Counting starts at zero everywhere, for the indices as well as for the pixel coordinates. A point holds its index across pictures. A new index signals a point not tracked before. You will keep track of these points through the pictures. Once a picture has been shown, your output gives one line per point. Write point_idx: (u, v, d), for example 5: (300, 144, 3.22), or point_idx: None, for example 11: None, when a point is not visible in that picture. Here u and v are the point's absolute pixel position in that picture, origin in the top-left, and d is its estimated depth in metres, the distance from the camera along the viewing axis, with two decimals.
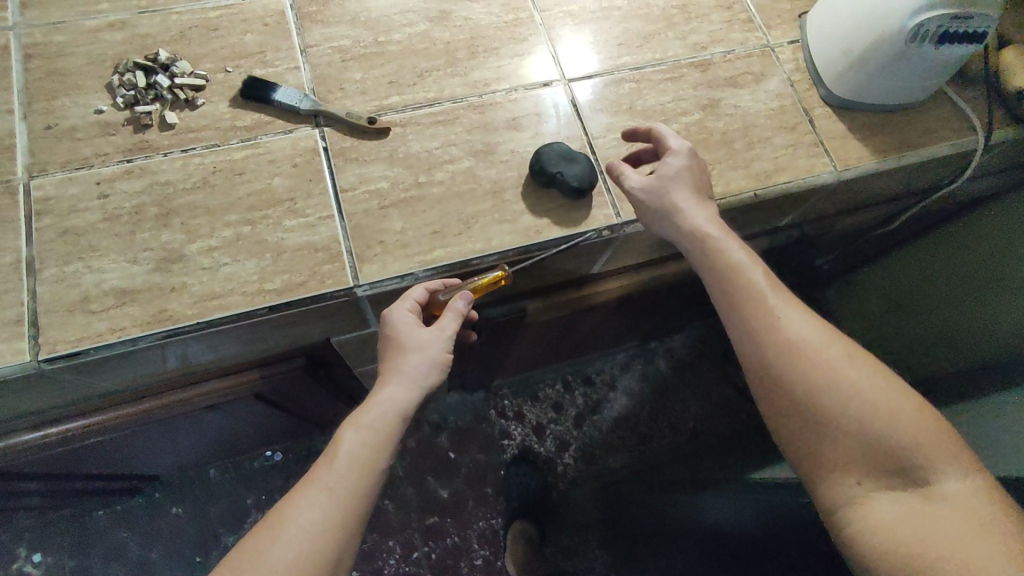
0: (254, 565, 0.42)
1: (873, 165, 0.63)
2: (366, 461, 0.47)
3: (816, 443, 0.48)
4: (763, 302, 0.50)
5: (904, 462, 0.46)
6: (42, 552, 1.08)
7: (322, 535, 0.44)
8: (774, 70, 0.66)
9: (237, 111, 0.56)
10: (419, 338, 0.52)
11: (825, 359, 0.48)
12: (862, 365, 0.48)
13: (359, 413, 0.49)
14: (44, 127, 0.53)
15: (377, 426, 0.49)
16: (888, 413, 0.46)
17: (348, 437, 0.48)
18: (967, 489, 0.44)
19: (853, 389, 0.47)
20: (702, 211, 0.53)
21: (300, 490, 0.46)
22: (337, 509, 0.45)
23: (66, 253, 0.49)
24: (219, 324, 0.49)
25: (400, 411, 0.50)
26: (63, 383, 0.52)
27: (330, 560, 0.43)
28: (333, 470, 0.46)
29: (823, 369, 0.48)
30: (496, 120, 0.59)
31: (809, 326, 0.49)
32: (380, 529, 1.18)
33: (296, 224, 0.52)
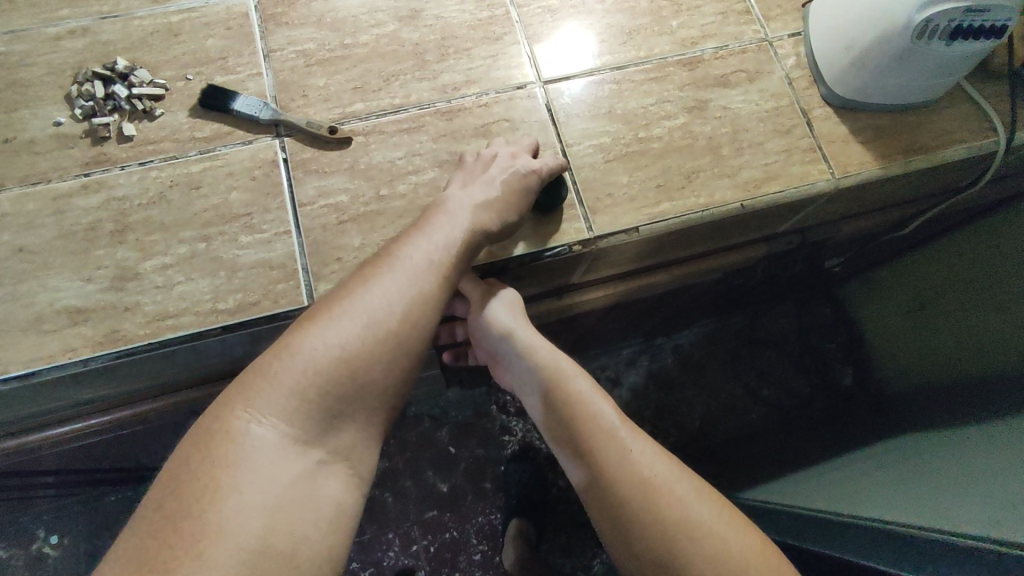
0: (264, 389, 0.40)
1: (878, 171, 0.58)
2: (356, 357, 0.42)
3: None
4: (589, 428, 0.50)
5: None
6: (57, 533, 1.12)
7: (335, 375, 0.41)
8: (771, 67, 0.61)
9: (197, 122, 0.54)
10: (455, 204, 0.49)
11: (669, 493, 0.47)
12: (705, 500, 0.47)
13: (344, 301, 0.44)
14: (4, 140, 0.52)
15: (362, 319, 0.43)
16: (733, 547, 0.45)
17: (318, 336, 0.42)
18: None
19: (697, 522, 0.45)
20: (541, 342, 0.54)
21: (325, 312, 0.43)
22: (356, 347, 0.42)
23: (21, 270, 0.49)
24: (171, 344, 0.48)
25: (404, 289, 0.45)
26: (27, 398, 0.52)
27: (337, 406, 0.41)
28: (297, 376, 0.40)
29: (668, 503, 0.46)
30: (464, 127, 0.56)
31: (653, 458, 0.49)
32: (379, 521, 1.19)
33: (252, 241, 0.51)
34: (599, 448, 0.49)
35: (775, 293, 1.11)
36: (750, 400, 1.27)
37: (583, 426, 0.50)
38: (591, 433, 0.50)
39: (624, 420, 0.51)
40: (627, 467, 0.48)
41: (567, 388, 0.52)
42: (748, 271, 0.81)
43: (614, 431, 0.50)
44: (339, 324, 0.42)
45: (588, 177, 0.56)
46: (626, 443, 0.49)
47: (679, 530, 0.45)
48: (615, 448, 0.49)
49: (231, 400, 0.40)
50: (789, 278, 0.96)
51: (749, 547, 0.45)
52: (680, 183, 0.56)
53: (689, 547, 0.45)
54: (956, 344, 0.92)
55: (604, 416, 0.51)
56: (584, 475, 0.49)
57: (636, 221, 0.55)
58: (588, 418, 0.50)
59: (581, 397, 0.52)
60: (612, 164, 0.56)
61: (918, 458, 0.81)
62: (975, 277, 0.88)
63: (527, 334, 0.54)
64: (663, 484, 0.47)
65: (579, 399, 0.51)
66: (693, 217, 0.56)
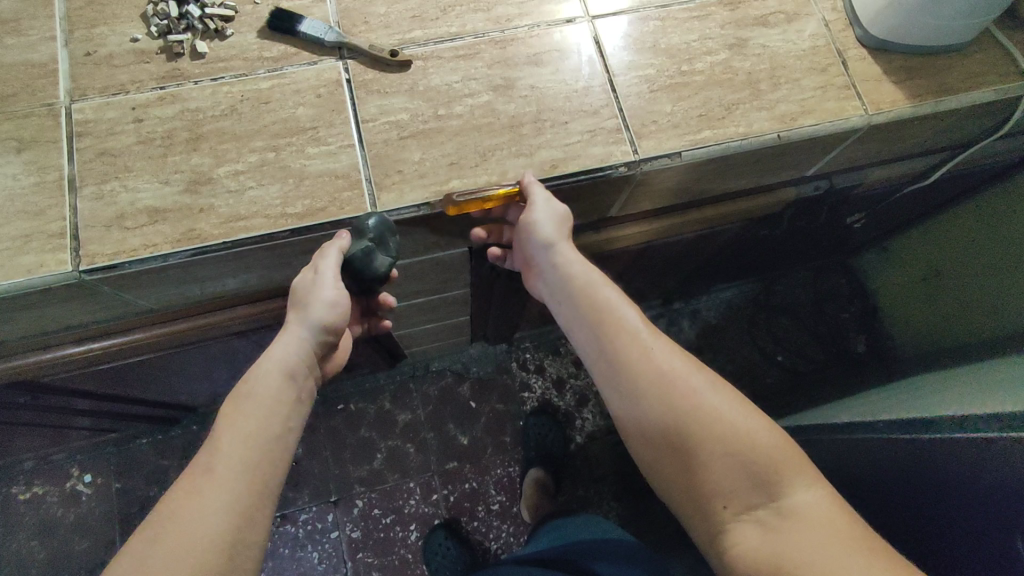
0: (200, 469, 0.45)
1: (909, 110, 0.61)
2: (257, 425, 0.48)
3: (683, 469, 0.49)
4: (614, 331, 0.53)
5: (764, 478, 0.47)
6: (92, 473, 1.18)
7: (241, 443, 0.47)
8: (809, 9, 0.64)
9: (264, 43, 0.57)
10: (301, 287, 0.53)
11: (685, 385, 0.50)
12: (721, 394, 0.50)
13: (239, 387, 0.50)
14: (84, 53, 0.55)
15: (256, 395, 0.49)
16: (744, 434, 0.48)
17: (230, 419, 0.48)
18: (821, 501, 0.45)
19: (711, 412, 0.49)
20: (573, 255, 0.57)
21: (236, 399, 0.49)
22: (255, 418, 0.48)
23: (104, 172, 0.52)
24: (244, 244, 0.52)
25: (286, 365, 0.52)
26: (102, 297, 0.56)
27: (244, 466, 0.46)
28: (219, 454, 0.46)
29: (682, 394, 0.50)
30: (517, 56, 0.59)
31: (673, 356, 0.52)
32: (401, 470, 1.23)
33: (318, 152, 0.54)
34: (621, 348, 0.52)
35: (793, 257, 1.14)
36: (765, 362, 1.30)
37: (609, 329, 0.54)
38: (615, 334, 0.53)
39: (647, 323, 0.54)
40: (646, 363, 0.51)
41: (592, 295, 0.56)
42: (772, 220, 0.85)
43: (637, 333, 0.53)
44: (244, 407, 0.49)
45: (633, 105, 0.58)
46: (647, 343, 0.52)
47: (693, 418, 0.49)
48: (636, 347, 0.52)
49: (189, 484, 0.45)
50: (809, 235, 0.99)
51: (761, 435, 0.48)
52: (720, 114, 0.59)
53: (702, 433, 0.48)
54: (974, 304, 0.94)
55: (628, 320, 0.54)
56: (606, 373, 0.53)
57: (679, 146, 0.58)
58: (613, 321, 0.54)
59: (608, 303, 0.55)
60: (657, 94, 0.59)
61: (916, 390, 0.85)
62: (989, 238, 0.91)
63: (564, 247, 0.57)
64: (681, 379, 0.50)
65: (604, 305, 0.55)
66: (733, 145, 0.58)
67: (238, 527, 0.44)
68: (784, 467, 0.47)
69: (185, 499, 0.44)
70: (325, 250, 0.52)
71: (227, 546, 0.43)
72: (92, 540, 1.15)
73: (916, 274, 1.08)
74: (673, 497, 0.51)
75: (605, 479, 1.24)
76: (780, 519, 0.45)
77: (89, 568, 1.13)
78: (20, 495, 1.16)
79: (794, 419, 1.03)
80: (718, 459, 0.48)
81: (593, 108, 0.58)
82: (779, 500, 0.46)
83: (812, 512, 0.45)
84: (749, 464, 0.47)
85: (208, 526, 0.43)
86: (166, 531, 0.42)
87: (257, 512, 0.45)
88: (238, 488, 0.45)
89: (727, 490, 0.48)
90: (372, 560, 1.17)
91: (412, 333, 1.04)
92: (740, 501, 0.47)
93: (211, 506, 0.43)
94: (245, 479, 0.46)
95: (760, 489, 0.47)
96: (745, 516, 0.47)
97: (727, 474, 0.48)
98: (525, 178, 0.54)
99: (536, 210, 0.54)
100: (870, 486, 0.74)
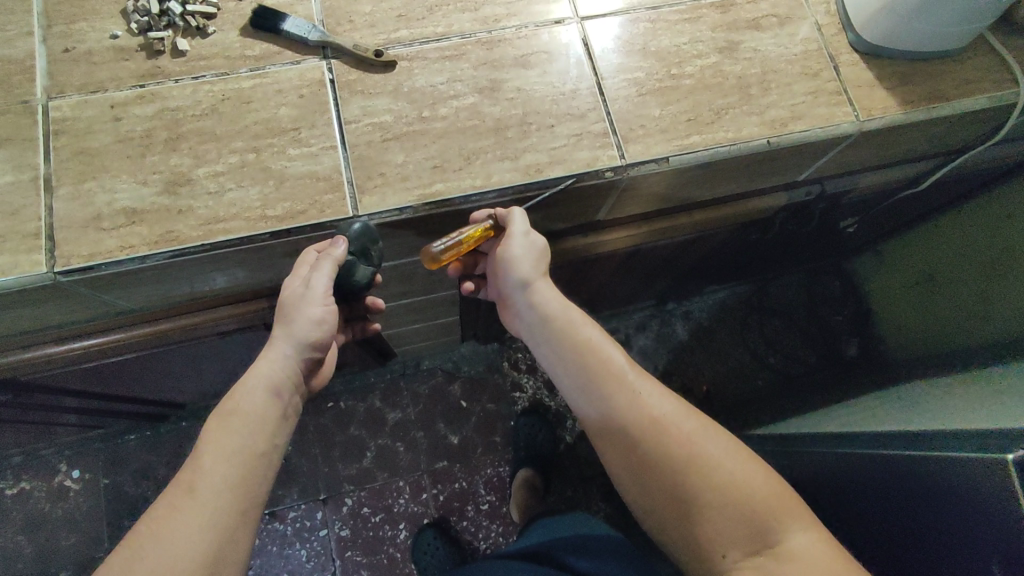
0: (182, 488, 0.45)
1: (901, 116, 0.60)
2: (243, 443, 0.48)
3: (680, 517, 0.49)
4: (600, 373, 0.52)
5: (760, 525, 0.46)
6: (80, 469, 1.17)
7: (227, 460, 0.47)
8: (802, 13, 0.63)
9: (247, 41, 0.56)
10: (287, 300, 0.53)
11: (676, 430, 0.50)
12: (712, 437, 0.50)
13: (225, 403, 0.50)
14: (63, 50, 0.54)
15: (242, 412, 0.49)
16: (739, 480, 0.48)
17: (213, 434, 0.48)
18: (816, 545, 0.45)
19: (704, 457, 0.48)
20: (554, 295, 0.56)
21: (222, 416, 0.49)
22: (242, 435, 0.48)
23: (81, 172, 0.52)
24: (223, 247, 0.51)
25: (272, 383, 0.51)
26: (80, 297, 0.55)
27: (229, 485, 0.46)
28: (202, 472, 0.46)
29: (674, 440, 0.49)
30: (504, 57, 0.58)
31: (661, 399, 0.51)
32: (390, 469, 1.23)
33: (300, 153, 0.53)
34: (610, 392, 0.51)
35: (786, 260, 1.13)
36: (756, 365, 1.30)
37: (596, 371, 0.52)
38: (603, 377, 0.52)
39: (633, 363, 0.54)
40: (636, 408, 0.51)
41: (576, 338, 0.54)
42: (764, 223, 0.84)
43: (625, 374, 0.52)
44: (230, 423, 0.48)
45: (621, 109, 0.58)
46: (635, 386, 0.52)
47: (687, 464, 0.48)
48: (626, 390, 0.51)
49: (171, 504, 0.44)
50: (801, 239, 0.99)
51: (755, 479, 0.48)
52: (709, 119, 0.58)
53: (698, 479, 0.48)
54: (967, 312, 0.94)
55: (614, 360, 0.53)
56: (598, 420, 0.52)
57: (666, 151, 0.57)
58: (601, 363, 0.53)
59: (591, 343, 0.54)
60: (646, 98, 0.58)
61: (903, 399, 0.85)
62: (983, 244, 0.90)
63: (541, 286, 0.56)
64: (673, 423, 0.50)
65: (588, 348, 0.54)
66: (721, 150, 0.58)
67: (219, 546, 0.44)
68: (779, 510, 0.47)
69: (167, 521, 0.43)
70: (319, 262, 0.52)
71: (207, 566, 0.42)
72: (79, 536, 1.14)
73: (910, 279, 1.08)
74: (674, 546, 0.50)
75: (595, 479, 1.24)
76: (780, 566, 0.45)
77: (76, 564, 1.13)
78: (7, 489, 1.15)
79: (785, 424, 1.03)
80: (715, 506, 0.47)
81: (580, 111, 0.57)
82: (776, 545, 0.46)
83: (811, 557, 0.44)
84: (747, 510, 0.47)
85: (188, 545, 0.42)
86: (146, 549, 0.42)
87: (239, 530, 0.45)
88: (219, 506, 0.45)
89: (724, 538, 0.47)
90: (360, 559, 1.17)
91: (402, 333, 1.04)
92: (738, 549, 0.46)
93: (192, 525, 0.43)
94: (227, 498, 0.45)
95: (757, 535, 0.46)
96: (744, 563, 0.46)
97: (724, 521, 0.47)
98: (501, 212, 0.55)
99: (513, 243, 0.54)
100: (854, 494, 0.74)
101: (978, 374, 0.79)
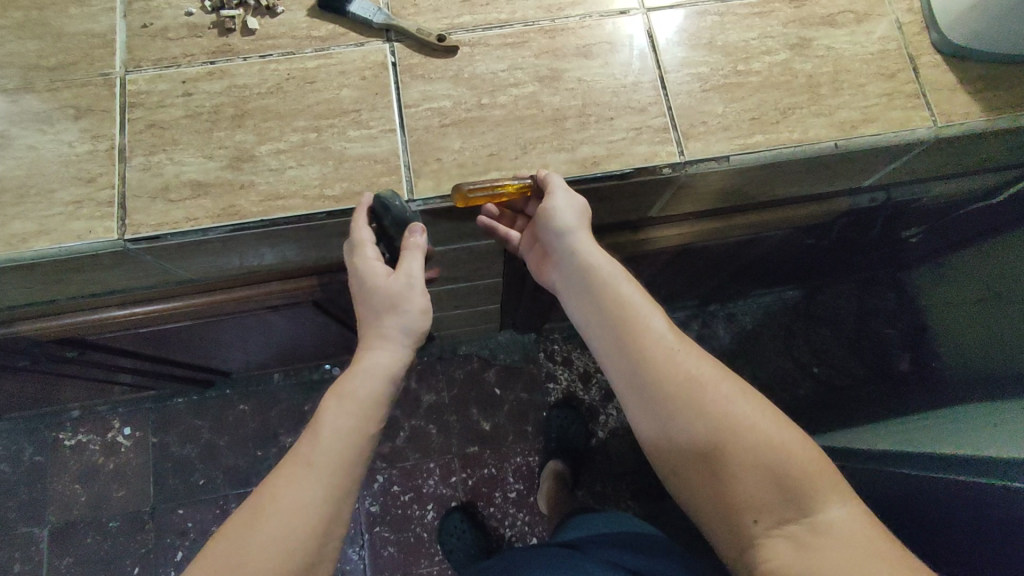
0: (301, 458, 0.47)
1: (978, 124, 0.57)
2: (358, 426, 0.49)
3: (711, 481, 0.48)
4: (635, 330, 0.52)
5: (795, 493, 0.45)
6: (131, 426, 1.24)
7: (343, 439, 0.48)
8: (882, 10, 0.59)
9: (314, 21, 0.57)
10: (394, 291, 0.52)
11: (711, 391, 0.49)
12: (748, 402, 0.48)
13: (345, 381, 0.51)
14: (141, 25, 0.56)
15: (360, 394, 0.50)
16: (776, 446, 0.46)
17: (331, 411, 0.49)
18: (852, 518, 0.44)
19: (740, 420, 0.47)
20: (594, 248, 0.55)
21: (337, 395, 0.50)
22: (358, 419, 0.49)
23: (153, 144, 0.54)
24: (281, 223, 0.52)
25: (391, 372, 0.52)
26: (146, 265, 0.57)
27: (345, 462, 0.48)
28: (319, 447, 0.48)
29: (709, 400, 0.48)
30: (566, 46, 0.57)
31: (698, 361, 0.50)
32: (422, 450, 1.25)
33: (359, 135, 0.54)
34: (645, 349, 0.51)
35: (840, 268, 1.09)
36: (799, 375, 1.27)
37: (630, 329, 0.52)
38: (638, 335, 0.51)
39: (671, 325, 0.52)
40: (670, 366, 0.50)
41: (614, 291, 0.53)
42: (821, 229, 0.81)
43: (660, 334, 0.51)
44: (347, 405, 0.50)
45: (683, 104, 0.56)
46: (671, 346, 0.51)
47: (722, 425, 0.47)
48: (660, 349, 0.51)
49: (289, 471, 0.47)
50: (860, 246, 0.95)
51: (792, 446, 0.47)
52: (774, 118, 0.56)
53: (732, 442, 0.47)
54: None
55: (651, 320, 0.52)
56: (627, 375, 0.51)
57: (728, 150, 0.55)
58: (636, 320, 0.52)
59: (629, 300, 0.53)
60: (709, 93, 0.57)
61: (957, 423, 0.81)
62: None
63: (583, 237, 0.54)
64: (708, 384, 0.49)
65: (626, 303, 0.53)
66: (784, 151, 0.56)
67: (327, 521, 0.46)
68: (818, 481, 0.45)
69: (287, 486, 0.46)
70: (403, 253, 0.51)
71: (316, 533, 0.45)
72: (127, 490, 1.20)
73: (971, 297, 1.02)
74: (700, 512, 0.49)
75: (624, 477, 1.23)
76: (813, 536, 0.44)
77: (123, 516, 1.19)
78: (65, 441, 1.22)
79: (825, 441, 0.99)
80: (748, 470, 0.46)
81: (641, 104, 0.56)
82: (813, 515, 0.45)
83: (847, 531, 0.43)
84: (782, 476, 0.46)
85: (306, 514, 0.45)
86: (266, 514, 0.45)
87: (343, 508, 0.48)
88: (333, 480, 0.47)
89: (756, 504, 0.46)
90: (389, 534, 1.20)
91: (443, 317, 1.05)
92: (771, 516, 0.46)
93: (310, 496, 0.46)
94: (341, 474, 0.48)
95: (791, 504, 0.45)
96: (776, 531, 0.45)
97: (757, 487, 0.46)
98: (542, 172, 0.53)
99: (555, 198, 0.52)
100: (923, 521, 0.72)
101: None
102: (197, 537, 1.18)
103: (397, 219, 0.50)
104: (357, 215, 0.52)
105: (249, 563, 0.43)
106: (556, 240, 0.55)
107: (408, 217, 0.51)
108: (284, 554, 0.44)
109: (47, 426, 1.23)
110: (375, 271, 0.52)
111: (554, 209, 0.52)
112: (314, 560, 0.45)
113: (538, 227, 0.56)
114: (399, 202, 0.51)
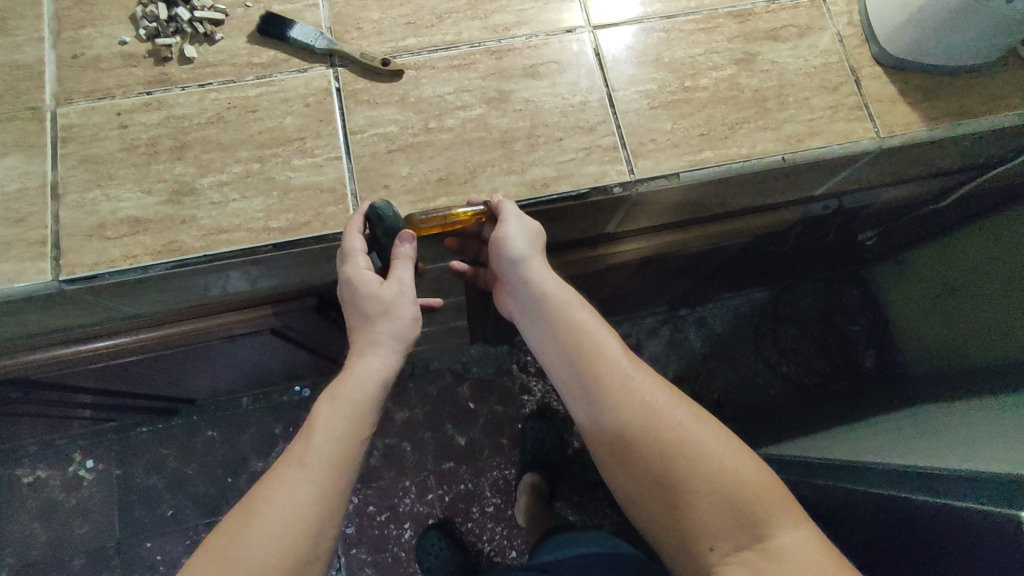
0: (292, 461, 0.46)
1: (922, 134, 0.58)
2: (350, 428, 0.48)
3: (670, 508, 0.48)
4: (592, 357, 0.51)
5: (750, 519, 0.46)
6: (94, 459, 1.20)
7: (336, 442, 0.47)
8: (824, 23, 0.60)
9: (254, 48, 0.56)
10: (386, 298, 0.51)
11: (667, 417, 0.49)
12: (704, 428, 0.49)
13: (337, 386, 0.49)
14: (72, 56, 0.54)
15: (353, 399, 0.49)
16: (731, 471, 0.47)
17: (325, 415, 0.48)
18: (804, 541, 0.45)
19: (697, 446, 0.48)
20: (549, 274, 0.55)
21: (328, 398, 0.49)
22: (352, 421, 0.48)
23: (88, 179, 0.52)
24: (225, 258, 0.51)
25: (381, 377, 0.51)
26: (87, 303, 0.55)
27: (340, 466, 0.46)
28: (311, 448, 0.46)
29: (666, 427, 0.48)
30: (513, 67, 0.57)
31: (654, 387, 0.50)
32: (397, 468, 1.23)
33: (304, 164, 0.53)
34: (601, 377, 0.50)
35: (802, 270, 1.11)
36: (769, 375, 1.28)
37: (586, 357, 0.51)
38: (594, 363, 0.51)
39: (626, 351, 0.52)
40: (627, 394, 0.49)
41: (570, 318, 0.53)
42: (779, 236, 0.82)
43: (616, 360, 0.51)
44: (338, 407, 0.48)
45: (632, 122, 0.56)
46: (628, 372, 0.50)
47: (678, 452, 0.47)
48: (617, 377, 0.50)
49: (276, 475, 0.45)
50: (819, 249, 0.96)
51: (747, 470, 0.47)
52: (722, 134, 0.57)
53: (688, 469, 0.47)
54: (982, 333, 0.90)
55: (607, 348, 0.52)
56: (586, 405, 0.51)
57: (677, 167, 0.55)
58: (592, 348, 0.51)
59: (585, 328, 0.52)
60: (658, 111, 0.57)
61: (917, 425, 0.83)
62: (999, 263, 0.86)
63: (537, 265, 0.54)
64: (663, 410, 0.49)
65: (582, 330, 0.52)
66: (733, 166, 0.56)
67: (322, 518, 0.44)
68: (770, 507, 0.46)
69: (278, 488, 0.44)
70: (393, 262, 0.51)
71: (309, 534, 0.44)
72: (91, 525, 1.16)
73: (929, 294, 1.04)
74: (659, 539, 0.50)
75: (602, 486, 1.24)
76: (768, 563, 0.45)
77: (88, 553, 1.15)
78: (23, 477, 1.18)
79: (795, 446, 1.00)
80: (705, 498, 0.46)
81: (590, 124, 0.56)
82: (766, 540, 0.45)
83: (800, 555, 0.44)
84: (737, 504, 0.46)
85: (293, 517, 0.43)
86: (261, 512, 0.43)
87: (337, 507, 0.46)
88: (326, 483, 0.45)
89: (713, 531, 0.46)
90: (365, 556, 1.18)
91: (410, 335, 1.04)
92: (727, 542, 0.46)
93: (298, 498, 0.44)
94: (332, 477, 0.46)
95: (746, 530, 0.46)
96: (731, 557, 0.46)
97: (713, 515, 0.46)
98: (496, 198, 0.52)
99: (507, 225, 0.51)
100: (865, 524, 0.74)
101: (1004, 395, 0.76)
102: (166, 569, 1.14)
103: (391, 229, 0.49)
104: (352, 223, 0.50)
105: (242, 561, 0.42)
106: (511, 269, 0.54)
107: (400, 226, 0.50)
108: (279, 552, 0.42)
109: (3, 463, 1.18)
110: (368, 281, 0.50)
111: (508, 237, 0.51)
112: (308, 559, 0.44)
113: (492, 255, 0.55)
114: (392, 211, 0.50)
